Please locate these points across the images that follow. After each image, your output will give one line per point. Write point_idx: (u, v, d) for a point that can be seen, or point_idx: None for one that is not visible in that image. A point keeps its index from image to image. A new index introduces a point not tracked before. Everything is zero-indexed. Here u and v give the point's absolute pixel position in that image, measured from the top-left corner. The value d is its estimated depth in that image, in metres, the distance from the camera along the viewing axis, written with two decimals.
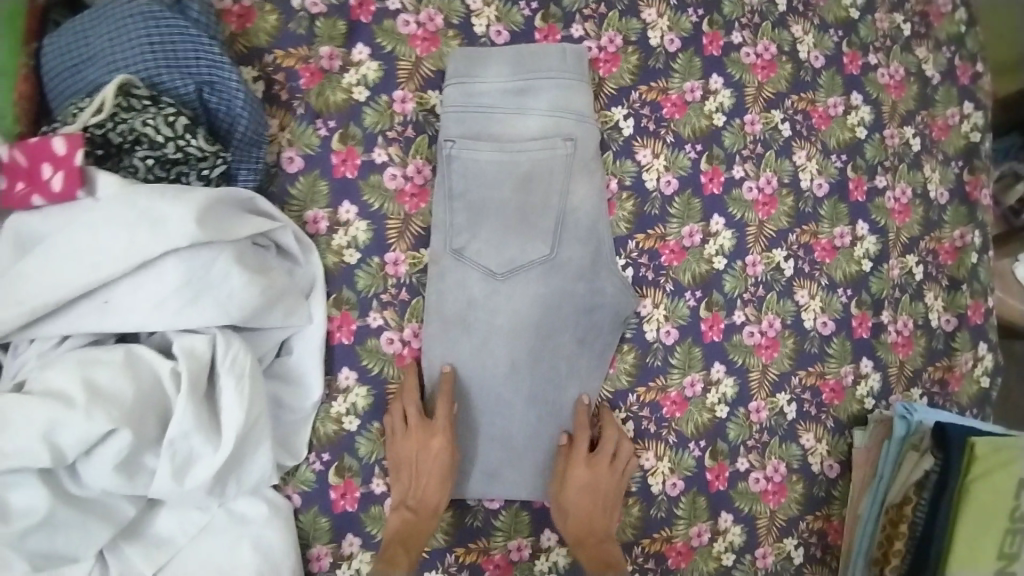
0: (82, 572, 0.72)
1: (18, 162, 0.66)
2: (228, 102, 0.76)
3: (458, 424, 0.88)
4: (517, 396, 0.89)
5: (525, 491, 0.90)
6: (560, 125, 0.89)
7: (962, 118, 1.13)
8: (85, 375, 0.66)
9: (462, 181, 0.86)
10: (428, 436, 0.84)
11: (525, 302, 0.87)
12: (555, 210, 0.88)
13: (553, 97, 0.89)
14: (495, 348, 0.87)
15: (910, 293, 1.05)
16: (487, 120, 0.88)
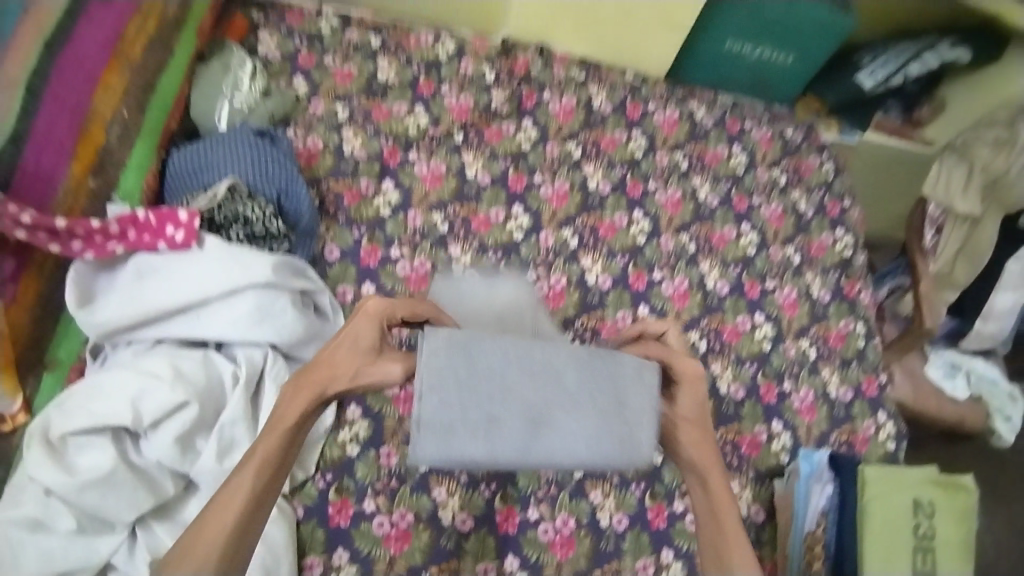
0: (115, 541, 0.89)
1: (151, 221, 0.99)
2: (296, 204, 1.14)
3: (473, 374, 0.70)
4: (539, 358, 0.72)
5: (581, 446, 0.73)
6: (523, 299, 1.08)
7: (835, 240, 1.44)
8: (173, 363, 0.93)
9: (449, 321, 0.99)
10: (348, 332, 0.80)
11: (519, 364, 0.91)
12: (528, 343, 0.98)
13: (515, 287, 1.10)
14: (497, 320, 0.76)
15: (807, 369, 1.31)
16: (464, 287, 1.07)
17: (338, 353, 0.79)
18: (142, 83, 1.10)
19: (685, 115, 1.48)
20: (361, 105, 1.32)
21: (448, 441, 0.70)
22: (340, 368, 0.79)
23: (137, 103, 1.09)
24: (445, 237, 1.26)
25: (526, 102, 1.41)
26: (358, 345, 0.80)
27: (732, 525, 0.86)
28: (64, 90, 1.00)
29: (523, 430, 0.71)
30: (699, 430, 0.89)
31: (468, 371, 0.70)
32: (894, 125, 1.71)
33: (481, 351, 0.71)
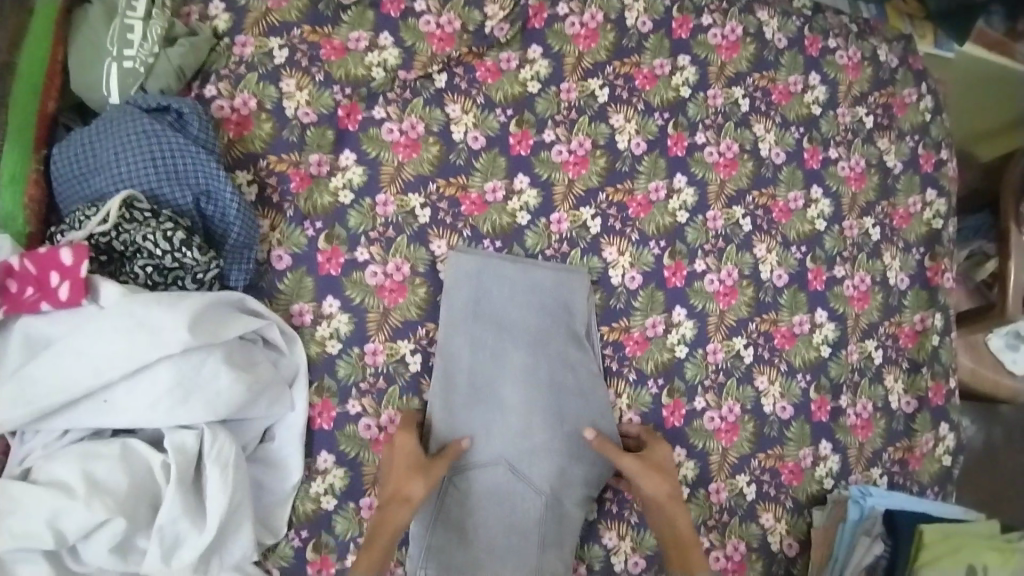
0: None
1: (28, 270, 0.76)
2: (222, 211, 0.87)
3: (477, 296, 0.97)
4: (531, 311, 0.99)
5: (553, 284, 0.99)
6: (527, 459, 0.96)
7: (924, 205, 1.16)
8: (84, 468, 0.75)
9: (453, 437, 0.95)
10: (401, 457, 0.89)
11: (526, 446, 0.97)
12: (523, 468, 0.96)
13: (506, 469, 0.96)
14: (512, 354, 0.98)
15: (869, 377, 1.10)
16: (468, 415, 0.96)
17: (396, 476, 0.88)
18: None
19: (750, 31, 1.10)
20: (305, 40, 0.96)
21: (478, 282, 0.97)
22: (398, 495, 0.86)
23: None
24: (425, 229, 0.98)
25: (533, 21, 1.03)
26: (410, 459, 0.89)
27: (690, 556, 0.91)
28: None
29: (514, 363, 0.98)
30: (661, 474, 0.93)
31: (480, 286, 0.97)
32: (996, 34, 1.34)
33: (492, 293, 0.98)
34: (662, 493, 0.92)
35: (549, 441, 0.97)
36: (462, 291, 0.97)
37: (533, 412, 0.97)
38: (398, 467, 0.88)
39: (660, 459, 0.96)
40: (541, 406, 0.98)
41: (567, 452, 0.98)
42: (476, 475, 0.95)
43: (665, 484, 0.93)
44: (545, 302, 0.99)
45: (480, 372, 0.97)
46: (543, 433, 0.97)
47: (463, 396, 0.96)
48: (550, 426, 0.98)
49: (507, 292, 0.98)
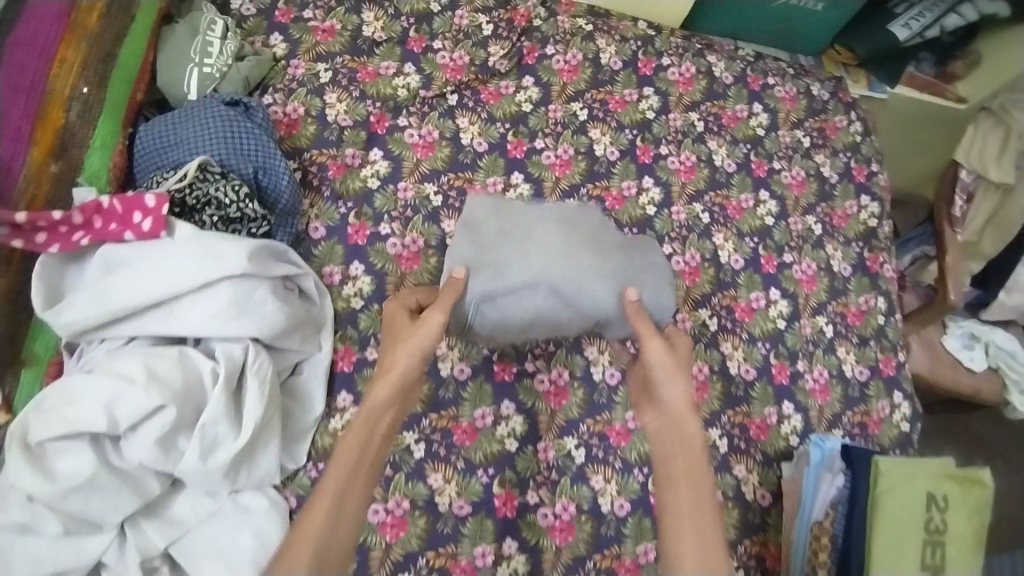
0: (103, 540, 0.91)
1: (116, 208, 0.97)
2: (276, 182, 1.08)
3: (506, 201, 1.08)
4: (555, 205, 1.09)
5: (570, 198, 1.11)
6: (566, 280, 0.98)
7: (860, 208, 1.37)
8: (146, 364, 0.90)
9: (489, 262, 0.99)
10: (400, 327, 0.97)
11: (567, 270, 0.99)
12: (562, 290, 0.98)
13: (546, 294, 0.98)
14: (548, 214, 1.06)
15: (822, 347, 1.25)
16: (502, 250, 1.00)
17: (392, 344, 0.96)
18: (102, 54, 1.07)
19: (702, 71, 1.37)
20: (346, 66, 1.22)
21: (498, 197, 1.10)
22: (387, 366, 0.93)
23: (97, 79, 1.06)
24: (437, 211, 1.18)
25: (527, 58, 1.30)
26: (404, 327, 0.97)
27: (703, 483, 0.91)
28: (20, 72, 1.00)
29: (548, 214, 1.06)
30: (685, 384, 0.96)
31: (500, 198, 1.09)
32: (927, 79, 1.61)
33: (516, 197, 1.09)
34: (683, 404, 0.95)
35: (598, 261, 1.01)
36: (480, 197, 1.09)
37: (576, 235, 1.02)
38: (396, 335, 0.97)
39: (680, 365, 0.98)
40: (583, 233, 1.03)
41: (619, 277, 1.02)
42: (524, 296, 0.98)
43: (685, 394, 0.95)
44: (562, 190, 1.11)
45: (506, 217, 1.05)
46: (586, 258, 1.00)
47: (494, 239, 1.01)
48: (598, 253, 1.02)
49: (521, 178, 1.11)
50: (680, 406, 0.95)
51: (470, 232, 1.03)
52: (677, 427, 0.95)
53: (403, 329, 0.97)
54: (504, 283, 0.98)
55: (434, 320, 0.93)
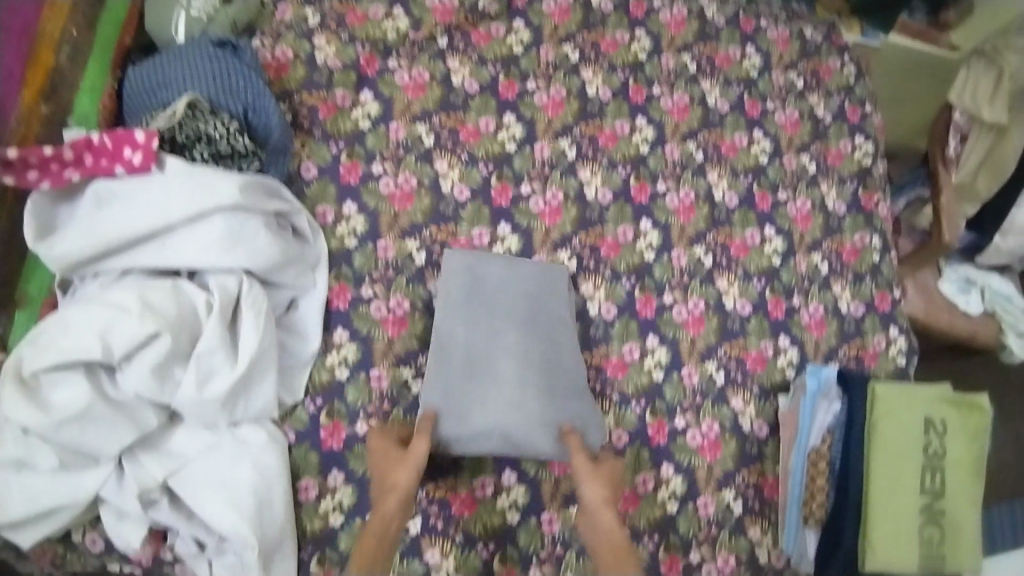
0: (100, 474, 0.91)
1: (105, 144, 0.95)
2: (266, 120, 1.07)
3: (476, 270, 1.09)
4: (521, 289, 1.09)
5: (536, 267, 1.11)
6: (519, 417, 1.00)
7: (855, 147, 1.36)
8: (139, 294, 0.89)
9: (448, 384, 1.01)
10: (387, 453, 0.96)
11: (530, 432, 1.00)
12: (518, 431, 1.00)
13: (502, 412, 1.00)
14: (511, 294, 1.08)
15: (818, 283, 1.25)
16: (467, 402, 1.01)
17: (383, 466, 0.96)
18: None
19: (694, 13, 1.37)
20: (335, 11, 1.22)
21: (472, 260, 1.09)
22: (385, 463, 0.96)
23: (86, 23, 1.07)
24: (430, 151, 1.18)
25: (518, 1, 1.30)
26: (389, 456, 0.96)
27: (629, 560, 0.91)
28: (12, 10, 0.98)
29: (514, 274, 1.09)
30: (603, 482, 0.97)
31: (473, 269, 1.08)
32: (920, 26, 1.57)
33: (488, 273, 1.09)
34: (598, 497, 0.96)
35: (545, 413, 1.02)
36: (456, 277, 1.08)
37: (529, 386, 1.03)
38: (386, 460, 0.96)
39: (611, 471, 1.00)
40: (538, 382, 1.03)
41: (559, 415, 1.03)
42: (472, 443, 1.00)
43: (606, 492, 0.96)
44: (528, 288, 1.09)
45: (475, 346, 1.04)
46: (536, 404, 1.02)
47: (458, 371, 1.03)
48: (546, 400, 1.03)
49: (497, 281, 1.09)
50: (603, 518, 0.95)
51: (438, 342, 1.04)
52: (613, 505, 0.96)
53: (386, 458, 0.96)
54: (466, 426, 1.00)
55: (423, 444, 0.95)
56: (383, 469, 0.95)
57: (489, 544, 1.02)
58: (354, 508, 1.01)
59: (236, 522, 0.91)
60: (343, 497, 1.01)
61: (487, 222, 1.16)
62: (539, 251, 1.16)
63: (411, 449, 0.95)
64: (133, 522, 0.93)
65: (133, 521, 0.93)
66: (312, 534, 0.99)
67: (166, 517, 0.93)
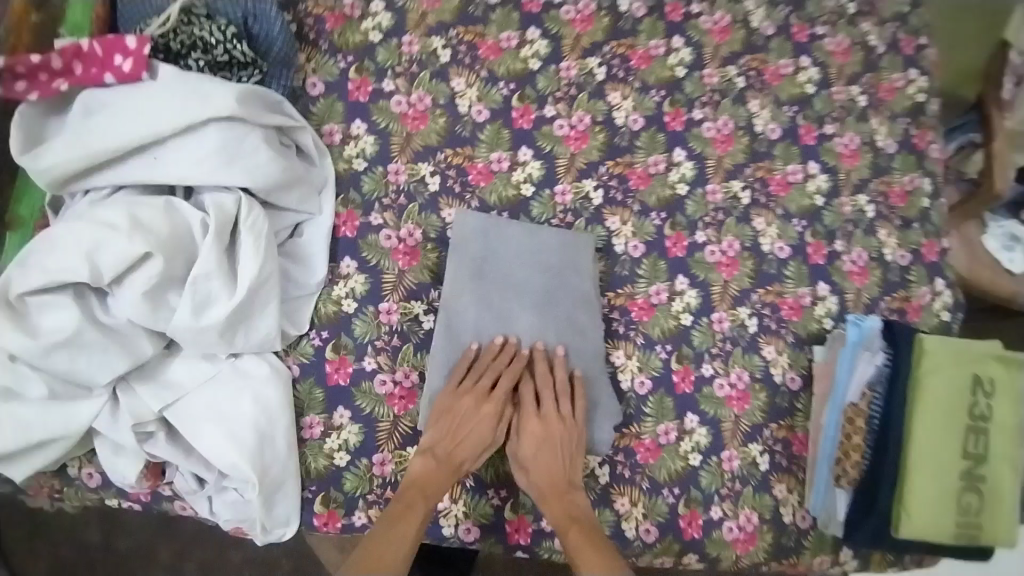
0: (94, 406, 0.85)
1: (94, 51, 0.85)
2: (267, 28, 0.95)
3: (488, 245, 1.01)
4: (535, 269, 1.01)
5: (554, 240, 1.02)
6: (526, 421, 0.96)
7: (908, 82, 1.21)
8: (129, 210, 0.81)
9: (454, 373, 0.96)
10: (462, 403, 0.93)
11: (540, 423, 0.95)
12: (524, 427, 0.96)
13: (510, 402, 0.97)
14: (525, 272, 1.01)
15: (863, 228, 1.14)
16: None
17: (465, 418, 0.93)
18: None
19: None
20: None
21: (487, 233, 1.01)
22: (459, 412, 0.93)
23: None
24: (446, 68, 1.07)
25: None
26: (469, 404, 0.93)
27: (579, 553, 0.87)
28: None
29: (530, 250, 1.02)
30: (525, 469, 0.93)
31: (487, 241, 1.01)
32: None
33: (500, 251, 1.01)
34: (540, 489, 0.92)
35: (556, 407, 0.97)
36: (468, 257, 1.00)
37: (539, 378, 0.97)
38: (462, 410, 0.93)
39: (542, 446, 0.94)
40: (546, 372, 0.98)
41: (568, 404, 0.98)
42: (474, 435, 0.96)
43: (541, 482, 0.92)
44: (549, 264, 1.01)
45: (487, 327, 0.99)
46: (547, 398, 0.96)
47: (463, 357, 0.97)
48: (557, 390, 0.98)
49: (512, 251, 1.01)
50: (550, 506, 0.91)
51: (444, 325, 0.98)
52: (550, 483, 0.92)
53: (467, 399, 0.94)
54: None
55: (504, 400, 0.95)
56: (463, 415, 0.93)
57: (501, 490, 0.97)
58: (360, 448, 0.95)
59: (234, 458, 0.86)
60: (349, 435, 0.95)
61: (507, 147, 1.07)
62: (562, 181, 1.07)
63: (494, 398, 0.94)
64: (129, 457, 0.87)
65: (127, 456, 0.87)
66: (316, 473, 0.94)
67: (162, 452, 0.87)
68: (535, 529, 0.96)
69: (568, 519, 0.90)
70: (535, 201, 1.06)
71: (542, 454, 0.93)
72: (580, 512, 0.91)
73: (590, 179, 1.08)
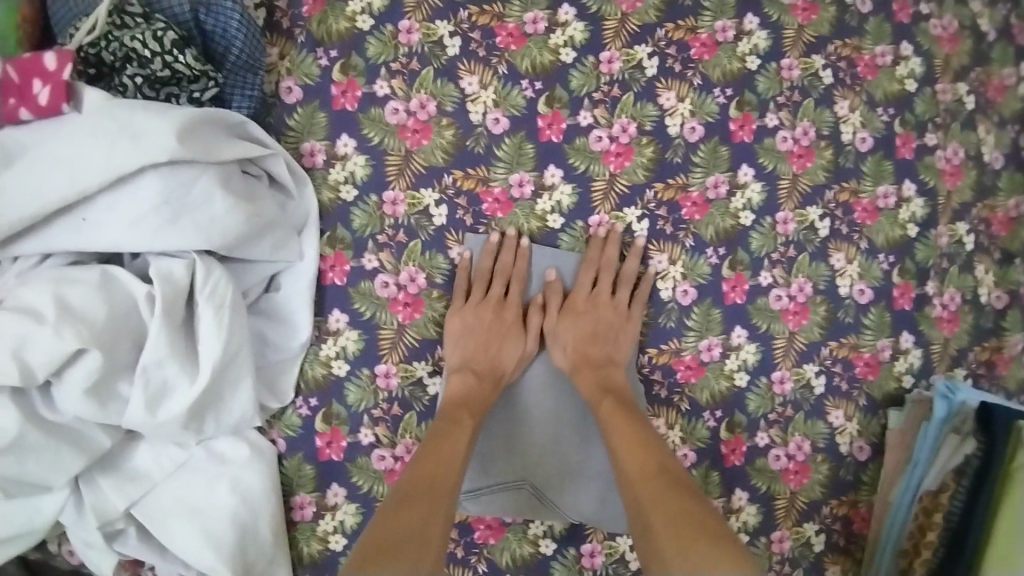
0: (55, 501, 0.74)
1: (10, 78, 0.66)
2: (223, 24, 0.74)
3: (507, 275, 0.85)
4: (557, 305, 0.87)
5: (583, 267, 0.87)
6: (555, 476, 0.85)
7: (1022, 79, 0.95)
8: (57, 291, 0.65)
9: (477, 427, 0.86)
10: (481, 304, 0.84)
11: (573, 482, 0.85)
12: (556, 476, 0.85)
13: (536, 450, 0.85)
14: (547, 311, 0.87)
15: (960, 264, 0.94)
16: (492, 445, 0.85)
17: (483, 317, 0.83)
18: None
19: None
20: None
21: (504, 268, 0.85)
22: (472, 313, 0.83)
23: None
24: (455, 64, 0.85)
25: None
26: (490, 303, 0.84)
27: (626, 427, 0.76)
28: None
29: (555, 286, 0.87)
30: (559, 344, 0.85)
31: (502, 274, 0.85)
32: None
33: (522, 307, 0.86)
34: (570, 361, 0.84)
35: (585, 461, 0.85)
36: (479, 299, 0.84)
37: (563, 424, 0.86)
38: (483, 307, 0.83)
39: (584, 322, 0.85)
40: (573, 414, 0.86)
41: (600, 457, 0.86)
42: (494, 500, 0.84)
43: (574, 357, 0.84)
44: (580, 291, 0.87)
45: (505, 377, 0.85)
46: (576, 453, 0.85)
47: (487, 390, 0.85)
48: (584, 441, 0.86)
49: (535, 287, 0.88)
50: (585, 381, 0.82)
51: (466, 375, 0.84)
52: (582, 354, 0.84)
53: (484, 300, 0.84)
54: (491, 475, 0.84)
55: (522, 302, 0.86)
56: (481, 321, 0.83)
57: None
58: (358, 532, 0.82)
59: (213, 561, 0.75)
60: (345, 516, 0.82)
61: (532, 166, 0.86)
62: (599, 210, 0.87)
63: (510, 298, 0.86)
64: (100, 551, 0.77)
65: (98, 551, 0.77)
66: (309, 559, 0.83)
67: (136, 550, 0.77)
68: None
69: (601, 390, 0.80)
70: (564, 233, 0.87)
71: (584, 330, 0.84)
72: (619, 391, 0.81)
73: (634, 207, 0.87)
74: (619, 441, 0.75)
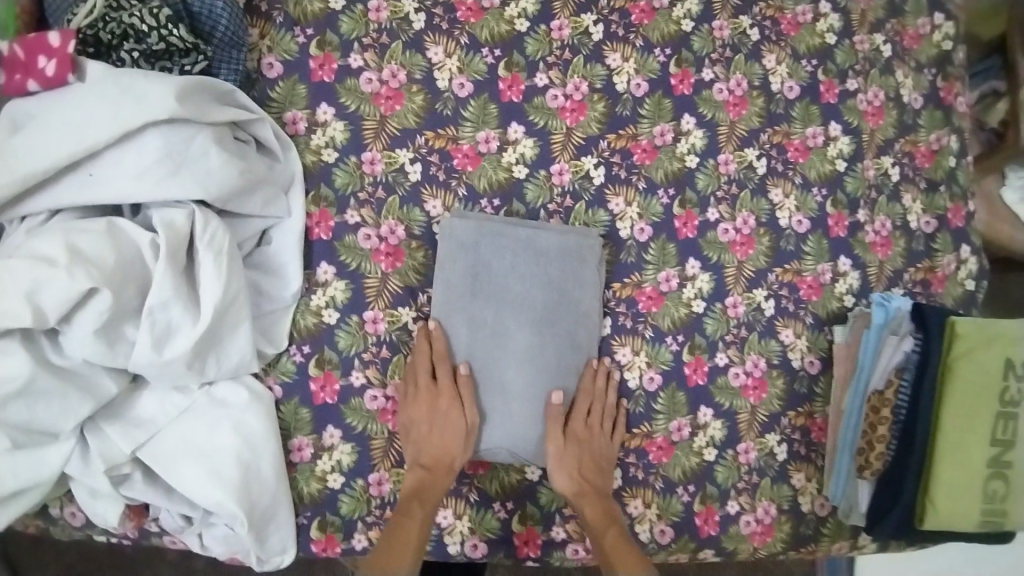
0: (62, 450, 0.78)
1: (18, 55, 0.74)
2: (209, 5, 0.84)
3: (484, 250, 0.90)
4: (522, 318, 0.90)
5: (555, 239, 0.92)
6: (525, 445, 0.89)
7: (933, 28, 1.13)
8: (68, 239, 0.72)
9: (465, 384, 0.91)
10: (416, 391, 0.87)
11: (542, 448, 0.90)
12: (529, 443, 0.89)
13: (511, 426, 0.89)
14: (518, 288, 0.91)
15: (887, 194, 1.05)
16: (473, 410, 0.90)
17: (421, 411, 0.87)
18: None
19: None
20: None
21: (476, 245, 0.90)
22: (415, 407, 0.87)
23: None
24: (421, 36, 0.94)
25: None
26: (428, 394, 0.87)
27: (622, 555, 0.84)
28: None
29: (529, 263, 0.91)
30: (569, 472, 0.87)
31: (474, 250, 0.90)
32: None
33: (498, 281, 0.91)
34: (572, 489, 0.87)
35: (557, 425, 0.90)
36: (457, 256, 0.90)
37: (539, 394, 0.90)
38: (419, 407, 0.87)
39: (590, 454, 0.88)
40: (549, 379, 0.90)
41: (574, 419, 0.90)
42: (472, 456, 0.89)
43: (576, 484, 0.87)
44: (551, 275, 0.91)
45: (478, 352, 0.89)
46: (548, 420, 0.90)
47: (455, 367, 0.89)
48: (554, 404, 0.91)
49: (508, 263, 0.91)
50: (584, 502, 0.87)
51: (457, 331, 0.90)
52: (583, 480, 0.87)
53: (416, 393, 0.88)
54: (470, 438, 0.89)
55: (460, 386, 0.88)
56: (428, 419, 0.86)
57: (507, 503, 0.92)
58: (354, 468, 0.89)
59: (219, 496, 0.80)
60: (342, 456, 0.89)
61: (495, 124, 0.95)
62: (558, 159, 0.96)
63: (441, 380, 0.87)
64: (108, 499, 0.82)
65: (106, 499, 0.82)
66: (310, 497, 0.88)
67: (142, 494, 0.82)
68: (545, 540, 0.92)
69: (605, 520, 0.86)
70: (529, 183, 0.95)
71: (591, 457, 0.88)
72: (616, 518, 0.87)
73: (590, 156, 0.97)
74: (620, 562, 0.83)
